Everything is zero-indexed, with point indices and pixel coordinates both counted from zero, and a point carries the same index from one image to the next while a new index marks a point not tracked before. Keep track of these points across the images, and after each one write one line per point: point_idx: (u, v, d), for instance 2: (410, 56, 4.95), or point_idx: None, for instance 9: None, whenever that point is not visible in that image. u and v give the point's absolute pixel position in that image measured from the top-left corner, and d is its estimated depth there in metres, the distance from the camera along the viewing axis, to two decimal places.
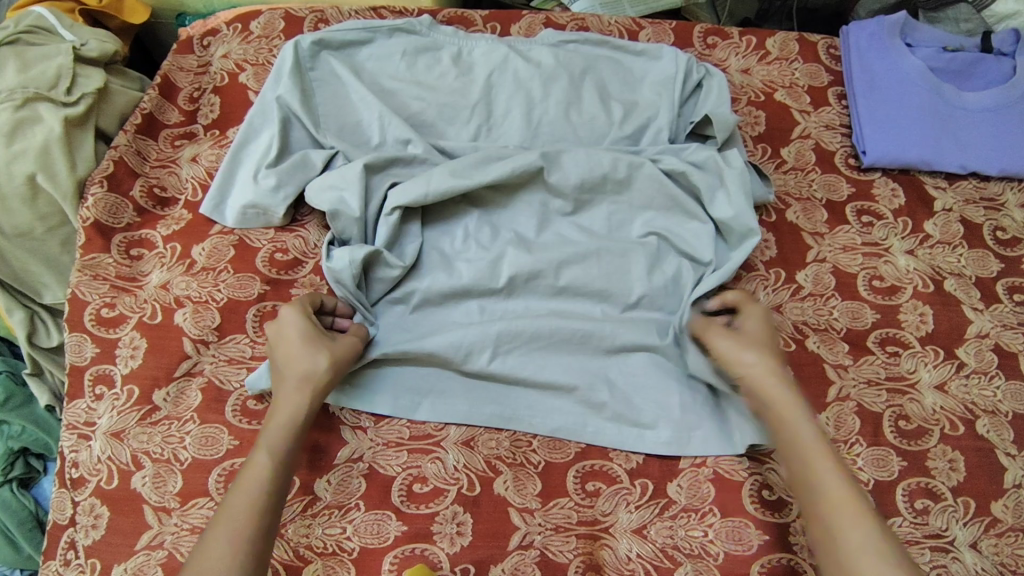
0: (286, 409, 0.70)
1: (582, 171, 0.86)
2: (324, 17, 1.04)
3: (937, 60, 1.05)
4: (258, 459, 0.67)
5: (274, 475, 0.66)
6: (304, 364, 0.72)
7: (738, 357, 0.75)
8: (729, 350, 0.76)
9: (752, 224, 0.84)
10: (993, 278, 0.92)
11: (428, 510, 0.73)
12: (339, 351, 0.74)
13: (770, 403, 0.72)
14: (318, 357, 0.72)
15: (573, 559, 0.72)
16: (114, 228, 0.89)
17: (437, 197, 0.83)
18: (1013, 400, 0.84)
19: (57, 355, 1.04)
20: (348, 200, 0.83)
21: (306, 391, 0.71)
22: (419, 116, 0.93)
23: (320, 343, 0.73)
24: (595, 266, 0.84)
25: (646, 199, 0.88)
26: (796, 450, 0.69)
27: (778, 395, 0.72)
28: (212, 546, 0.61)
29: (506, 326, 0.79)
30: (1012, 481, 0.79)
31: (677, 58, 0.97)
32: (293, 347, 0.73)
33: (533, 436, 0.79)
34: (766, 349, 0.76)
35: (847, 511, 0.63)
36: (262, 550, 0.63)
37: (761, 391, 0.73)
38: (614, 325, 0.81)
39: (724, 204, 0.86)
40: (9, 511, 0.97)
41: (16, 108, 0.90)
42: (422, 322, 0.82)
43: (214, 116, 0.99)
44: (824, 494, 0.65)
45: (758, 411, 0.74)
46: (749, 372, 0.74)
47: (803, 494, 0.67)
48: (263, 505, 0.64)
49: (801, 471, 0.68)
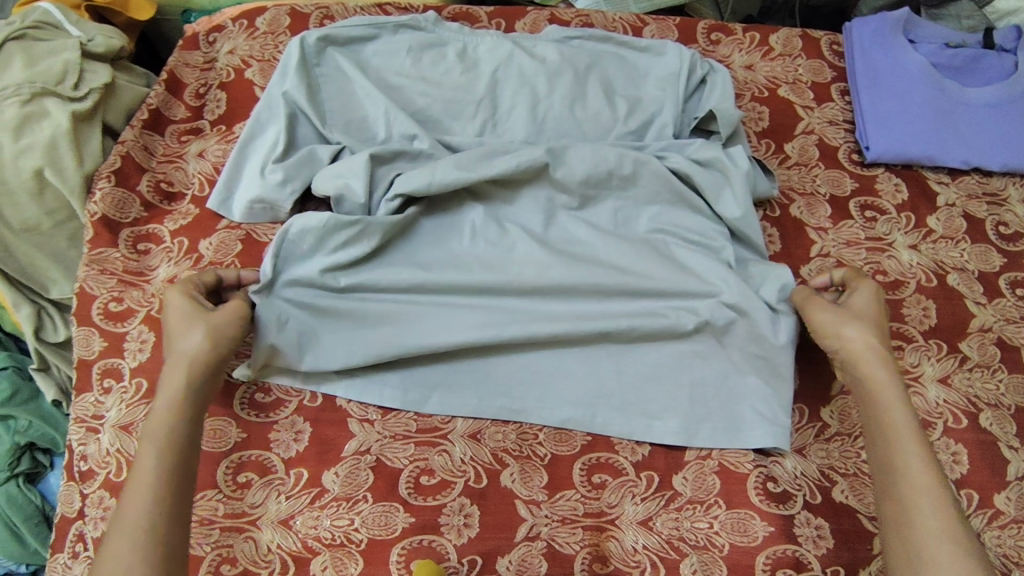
0: (168, 388, 0.71)
1: (588, 166, 0.86)
2: (330, 13, 1.05)
3: (939, 56, 1.05)
4: (144, 448, 0.67)
5: (166, 454, 0.67)
6: (184, 342, 0.72)
7: (840, 331, 0.75)
8: (831, 325, 0.76)
9: (752, 231, 0.87)
10: (995, 273, 0.93)
11: (435, 502, 0.74)
12: (216, 324, 0.74)
13: (865, 379, 0.73)
14: (193, 335, 0.73)
15: (580, 550, 0.72)
16: (121, 223, 0.89)
17: (442, 188, 0.83)
18: (1015, 393, 0.84)
19: (64, 350, 1.04)
20: (354, 189, 0.83)
21: (188, 367, 0.72)
22: (425, 111, 0.93)
23: (197, 319, 0.74)
24: (610, 261, 0.84)
25: (651, 195, 0.88)
26: (883, 427, 0.70)
27: (875, 374, 0.73)
28: (114, 540, 0.62)
29: (520, 330, 0.80)
30: (1015, 474, 0.79)
31: (681, 54, 0.97)
32: (175, 328, 0.74)
33: (539, 429, 0.79)
34: (871, 326, 0.76)
35: (931, 500, 0.64)
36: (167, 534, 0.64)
37: (861, 370, 0.74)
38: (631, 319, 0.80)
39: (730, 205, 0.87)
40: (14, 505, 0.97)
41: (23, 104, 0.90)
42: (428, 307, 0.82)
43: (220, 111, 0.99)
44: (910, 479, 0.66)
45: (852, 386, 0.75)
46: (851, 347, 0.75)
47: (882, 476, 0.68)
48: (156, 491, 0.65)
49: (886, 453, 0.69)
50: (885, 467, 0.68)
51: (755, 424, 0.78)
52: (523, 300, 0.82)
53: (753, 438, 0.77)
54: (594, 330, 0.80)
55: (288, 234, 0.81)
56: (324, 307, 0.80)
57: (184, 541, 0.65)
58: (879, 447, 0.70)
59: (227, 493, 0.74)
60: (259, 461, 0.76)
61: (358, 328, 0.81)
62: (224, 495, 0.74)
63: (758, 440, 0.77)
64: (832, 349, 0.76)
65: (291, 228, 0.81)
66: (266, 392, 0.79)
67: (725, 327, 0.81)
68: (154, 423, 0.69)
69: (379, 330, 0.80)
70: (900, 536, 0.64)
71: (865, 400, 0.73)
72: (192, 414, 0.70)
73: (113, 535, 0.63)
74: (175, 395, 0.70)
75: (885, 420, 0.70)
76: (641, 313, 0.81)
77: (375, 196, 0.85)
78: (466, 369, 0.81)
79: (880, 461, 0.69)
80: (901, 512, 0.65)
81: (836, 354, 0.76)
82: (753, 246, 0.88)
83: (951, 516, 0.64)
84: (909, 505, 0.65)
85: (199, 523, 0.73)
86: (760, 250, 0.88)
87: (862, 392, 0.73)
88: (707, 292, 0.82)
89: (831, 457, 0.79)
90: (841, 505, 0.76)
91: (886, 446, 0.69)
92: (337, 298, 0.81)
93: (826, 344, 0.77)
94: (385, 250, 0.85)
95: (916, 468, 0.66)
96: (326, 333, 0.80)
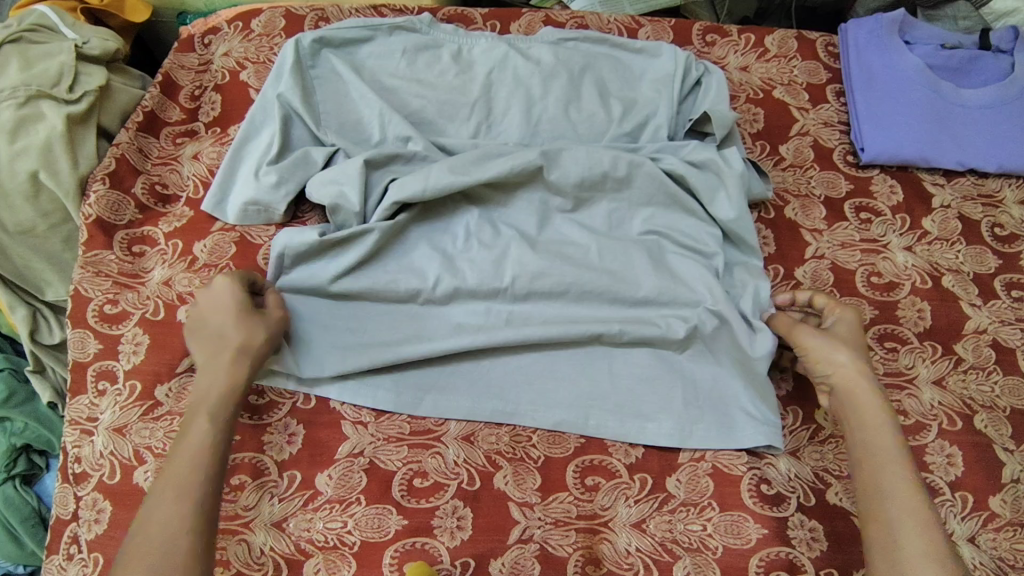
0: (213, 382, 0.72)
1: (582, 170, 0.86)
2: (324, 15, 1.05)
3: (935, 57, 1.05)
4: (198, 432, 0.68)
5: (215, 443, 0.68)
6: (244, 338, 0.73)
7: (831, 355, 0.76)
8: (821, 348, 0.76)
9: (748, 233, 0.86)
10: (991, 275, 0.93)
11: (428, 505, 0.74)
12: (273, 326, 0.76)
13: (853, 403, 0.73)
14: (255, 331, 0.74)
15: (573, 552, 0.72)
16: (116, 225, 0.90)
17: (436, 193, 0.83)
18: (1011, 395, 0.84)
19: (60, 352, 1.04)
20: (347, 194, 0.83)
21: (238, 365, 0.72)
22: (419, 113, 0.93)
23: (257, 318, 0.75)
24: (600, 259, 0.84)
25: (645, 197, 0.88)
26: (871, 447, 0.70)
27: (862, 397, 0.73)
28: (160, 516, 0.62)
29: (508, 329, 0.81)
30: (1010, 476, 0.79)
31: (676, 56, 0.97)
32: (227, 322, 0.74)
33: (533, 431, 0.79)
34: (856, 348, 0.77)
35: (914, 516, 0.64)
36: (210, 516, 0.64)
37: (850, 393, 0.74)
38: (623, 324, 0.81)
39: (725, 207, 0.87)
40: (10, 506, 0.97)
41: (19, 106, 0.91)
42: (425, 309, 0.83)
43: (215, 113, 0.99)
44: (894, 496, 0.66)
45: (839, 412, 0.75)
46: (841, 370, 0.75)
47: (867, 491, 0.68)
48: (205, 473, 0.66)
49: (872, 469, 0.69)
50: (874, 489, 0.67)
51: (749, 426, 0.77)
52: (516, 305, 0.83)
53: (746, 439, 0.77)
54: (585, 335, 0.80)
55: (284, 259, 0.82)
56: (321, 314, 0.82)
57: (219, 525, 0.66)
58: (863, 469, 0.69)
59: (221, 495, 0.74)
60: (252, 463, 0.76)
61: (354, 335, 0.81)
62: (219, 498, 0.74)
63: (751, 440, 0.77)
64: (821, 373, 0.76)
65: (285, 251, 0.82)
66: (260, 395, 0.79)
67: (712, 334, 0.81)
68: (196, 418, 0.69)
69: (376, 340, 0.81)
70: (887, 559, 0.63)
71: (853, 421, 0.72)
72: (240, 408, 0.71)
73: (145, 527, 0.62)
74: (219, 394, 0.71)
75: (873, 442, 0.70)
76: (633, 319, 0.82)
77: (372, 203, 0.85)
78: (460, 371, 0.81)
79: (866, 483, 0.68)
80: (889, 535, 0.64)
81: (826, 380, 0.76)
82: (745, 250, 0.88)
83: (939, 544, 0.63)
84: (894, 526, 0.64)
85: None
86: (756, 253, 0.87)
87: (848, 414, 0.73)
88: (694, 299, 0.83)
89: (826, 460, 0.79)
90: (835, 507, 0.76)
91: (874, 465, 0.69)
92: (340, 309, 0.83)
93: (813, 357, 0.77)
94: (377, 255, 0.84)
95: (901, 490, 0.66)
96: (323, 342, 0.80)
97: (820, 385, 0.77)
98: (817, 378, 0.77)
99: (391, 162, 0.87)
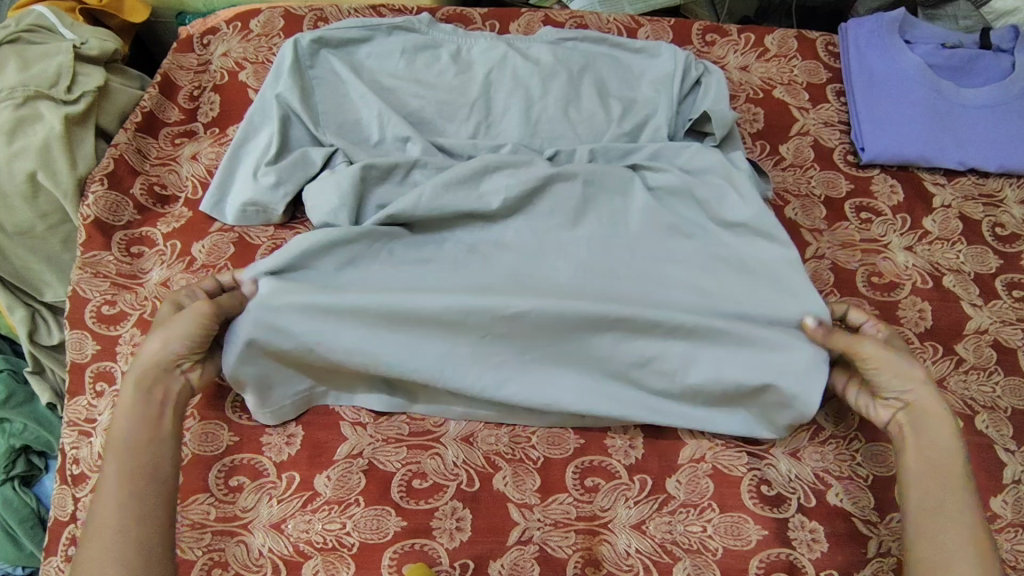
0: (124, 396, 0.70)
1: (577, 197, 0.84)
2: (324, 16, 1.05)
3: (936, 57, 1.05)
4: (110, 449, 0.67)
5: (127, 453, 0.66)
6: (144, 348, 0.71)
7: (897, 368, 0.72)
8: (879, 353, 0.72)
9: (766, 231, 0.82)
10: (992, 274, 0.92)
11: (428, 505, 0.73)
12: (177, 330, 0.71)
13: (931, 423, 0.70)
14: (155, 340, 0.71)
15: (573, 554, 0.72)
16: (115, 226, 0.90)
17: (426, 212, 0.81)
18: (1013, 396, 0.83)
19: (59, 354, 1.04)
20: (339, 216, 0.81)
21: (142, 375, 0.70)
22: (418, 112, 0.92)
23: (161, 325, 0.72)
24: (598, 294, 0.78)
25: (643, 227, 0.83)
26: (938, 470, 0.67)
27: (941, 422, 0.70)
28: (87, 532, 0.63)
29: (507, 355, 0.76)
30: (1012, 476, 0.78)
31: (675, 56, 0.97)
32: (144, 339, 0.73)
33: (533, 431, 0.79)
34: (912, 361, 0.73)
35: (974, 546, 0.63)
36: (120, 521, 0.63)
37: (927, 414, 0.71)
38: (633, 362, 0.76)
39: (738, 208, 0.83)
40: (9, 507, 0.97)
41: (16, 107, 0.91)
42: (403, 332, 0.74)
43: (215, 113, 0.99)
44: (955, 522, 0.64)
45: (904, 429, 0.72)
46: (917, 392, 0.71)
47: (922, 513, 0.66)
48: (114, 484, 0.64)
49: (937, 494, 0.66)
50: (931, 509, 0.66)
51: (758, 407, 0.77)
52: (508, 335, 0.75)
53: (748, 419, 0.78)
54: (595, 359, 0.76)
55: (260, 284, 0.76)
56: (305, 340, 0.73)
57: (147, 524, 0.63)
58: (925, 491, 0.67)
59: (219, 496, 0.74)
60: (251, 464, 0.76)
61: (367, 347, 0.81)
62: (217, 498, 0.74)
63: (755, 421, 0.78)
64: (898, 390, 0.72)
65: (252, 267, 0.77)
66: None
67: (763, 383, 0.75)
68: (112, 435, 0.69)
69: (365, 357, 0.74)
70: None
71: (924, 444, 0.70)
72: (153, 415, 0.69)
73: (90, 527, 0.63)
74: (130, 400, 0.69)
75: (942, 465, 0.68)
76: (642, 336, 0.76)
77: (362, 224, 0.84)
78: None
79: (923, 503, 0.66)
80: (943, 557, 0.63)
81: (902, 397, 0.72)
82: (777, 243, 0.81)
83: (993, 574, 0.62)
84: (952, 550, 0.63)
85: (191, 527, 0.73)
86: (788, 246, 0.81)
87: (919, 434, 0.70)
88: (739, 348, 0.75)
89: (826, 460, 0.78)
90: (835, 509, 0.75)
91: (941, 489, 0.66)
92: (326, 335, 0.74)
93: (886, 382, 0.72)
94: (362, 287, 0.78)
95: (966, 518, 0.64)
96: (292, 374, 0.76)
97: (888, 400, 0.73)
98: (889, 393, 0.73)
99: (381, 182, 0.85)
